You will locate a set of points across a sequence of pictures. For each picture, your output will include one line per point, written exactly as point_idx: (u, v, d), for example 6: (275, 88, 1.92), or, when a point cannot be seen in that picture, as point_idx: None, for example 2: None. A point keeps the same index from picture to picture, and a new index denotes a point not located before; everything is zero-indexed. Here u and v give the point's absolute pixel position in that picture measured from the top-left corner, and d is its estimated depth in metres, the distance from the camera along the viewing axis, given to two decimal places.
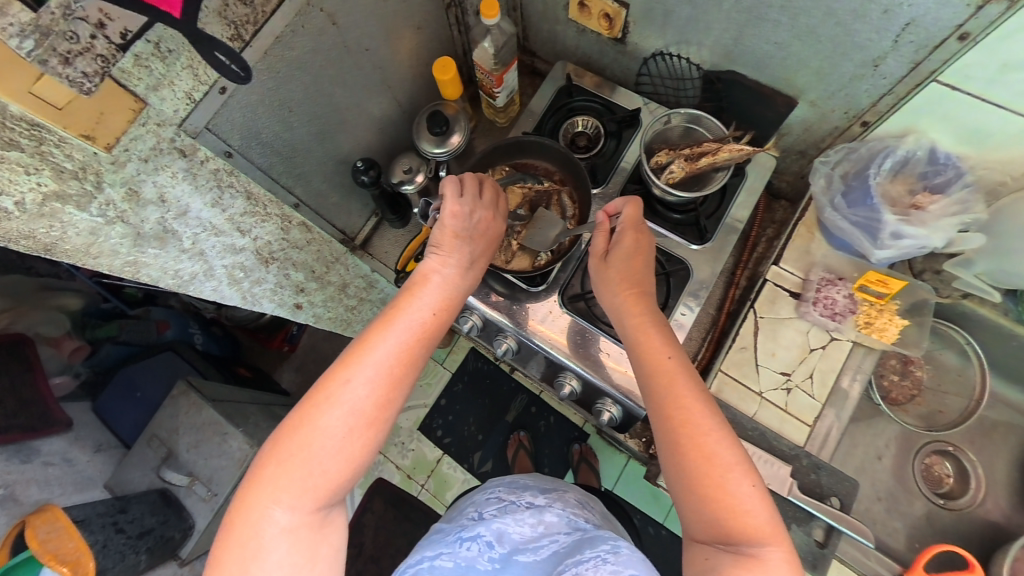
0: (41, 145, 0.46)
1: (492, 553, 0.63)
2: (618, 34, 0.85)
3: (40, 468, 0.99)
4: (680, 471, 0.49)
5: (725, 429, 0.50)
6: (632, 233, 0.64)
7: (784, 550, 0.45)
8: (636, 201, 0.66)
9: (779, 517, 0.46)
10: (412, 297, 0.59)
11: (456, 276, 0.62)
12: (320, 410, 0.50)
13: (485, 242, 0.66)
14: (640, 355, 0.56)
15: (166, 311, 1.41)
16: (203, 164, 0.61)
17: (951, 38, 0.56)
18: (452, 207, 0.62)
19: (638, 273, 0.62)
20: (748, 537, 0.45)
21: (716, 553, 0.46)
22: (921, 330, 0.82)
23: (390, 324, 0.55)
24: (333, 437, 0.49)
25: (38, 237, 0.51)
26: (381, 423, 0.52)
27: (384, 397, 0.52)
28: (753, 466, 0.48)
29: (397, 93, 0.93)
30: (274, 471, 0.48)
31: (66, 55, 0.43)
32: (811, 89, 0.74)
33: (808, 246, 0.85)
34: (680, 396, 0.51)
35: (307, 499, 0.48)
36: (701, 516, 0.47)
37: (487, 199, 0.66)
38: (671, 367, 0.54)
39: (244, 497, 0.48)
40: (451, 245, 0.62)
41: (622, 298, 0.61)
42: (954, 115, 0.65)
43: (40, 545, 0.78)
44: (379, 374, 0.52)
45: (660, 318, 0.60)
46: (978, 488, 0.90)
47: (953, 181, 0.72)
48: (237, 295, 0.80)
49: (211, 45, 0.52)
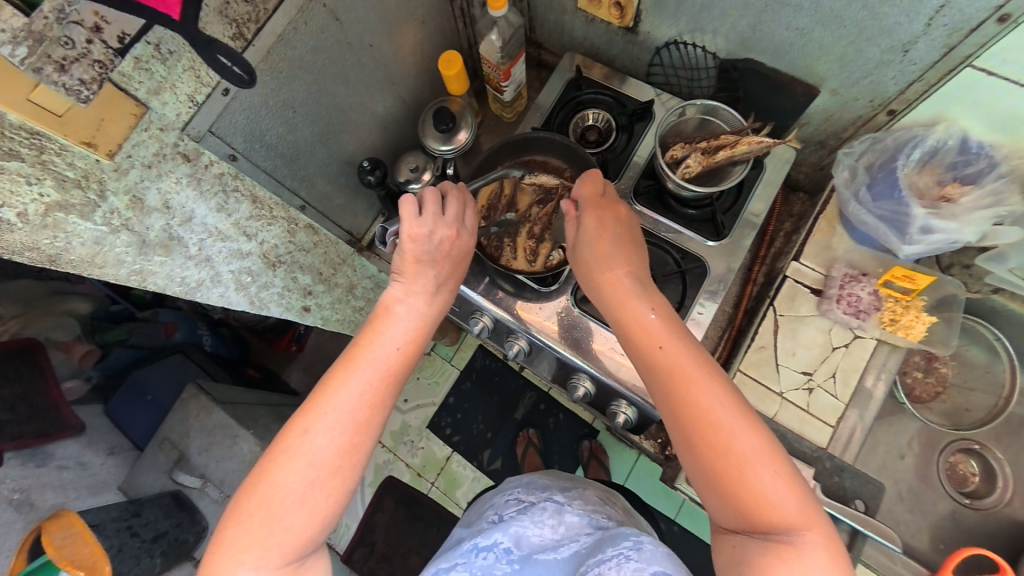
0: (42, 154, 0.45)
1: (510, 556, 0.61)
2: (630, 22, 0.82)
3: (54, 472, 0.99)
4: (695, 462, 0.47)
5: (738, 410, 0.47)
6: (593, 213, 0.62)
7: (819, 534, 0.42)
8: (592, 176, 0.66)
9: (807, 498, 0.43)
10: (377, 334, 0.57)
11: (422, 306, 0.61)
12: (280, 464, 0.49)
13: (449, 265, 0.64)
14: (640, 344, 0.53)
15: (174, 313, 1.40)
16: (207, 169, 0.59)
17: (990, 20, 0.53)
18: (411, 229, 0.59)
19: (617, 254, 0.60)
20: (778, 524, 0.42)
21: (744, 542, 0.44)
22: (949, 326, 0.80)
23: (354, 366, 0.54)
24: (295, 490, 0.48)
25: (41, 248, 0.49)
26: (349, 469, 0.51)
27: (348, 443, 0.51)
28: (772, 445, 0.45)
29: (401, 89, 0.90)
30: (235, 532, 0.47)
31: (61, 62, 0.40)
32: (834, 76, 0.70)
33: (829, 240, 0.82)
34: (684, 381, 0.48)
35: (274, 554, 0.47)
36: (724, 507, 0.45)
37: (451, 216, 0.63)
38: (676, 352, 0.50)
39: (211, 558, 0.47)
40: (413, 273, 0.61)
41: (607, 286, 0.58)
42: (989, 101, 0.62)
43: (55, 551, 0.78)
44: (341, 422, 0.51)
45: (654, 295, 0.57)
46: (1005, 487, 0.87)
47: (986, 171, 0.69)
48: (244, 300, 0.77)
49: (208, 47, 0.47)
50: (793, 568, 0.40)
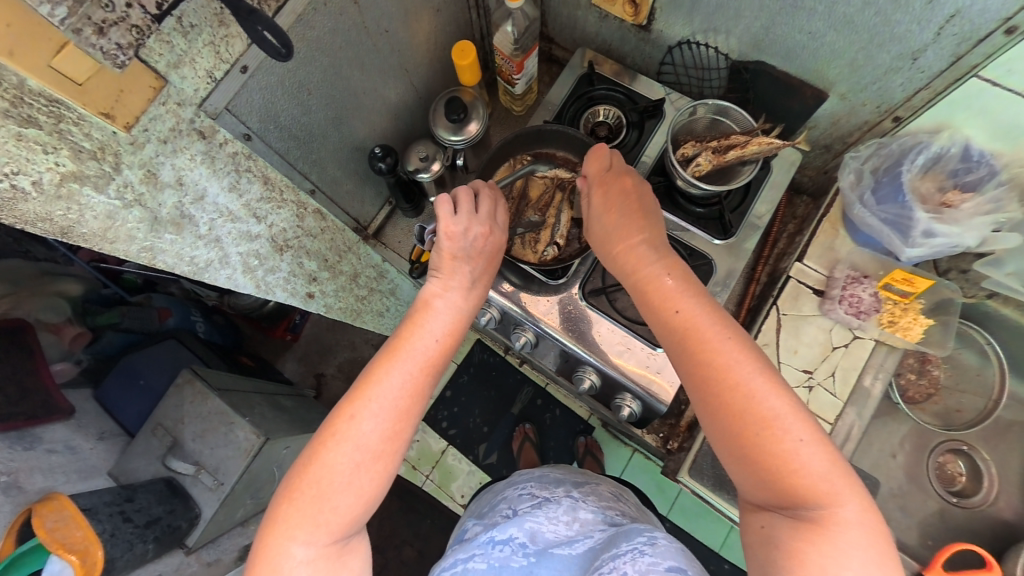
0: (60, 122, 0.44)
1: (526, 550, 0.61)
2: (643, 20, 0.83)
3: (43, 455, 0.96)
4: (719, 435, 0.48)
5: (762, 377, 0.47)
6: (598, 189, 0.65)
7: (849, 505, 0.42)
8: (598, 151, 0.67)
9: (836, 469, 0.44)
10: (417, 326, 0.58)
11: (460, 300, 0.61)
12: (330, 446, 0.50)
13: (485, 260, 0.65)
14: (660, 314, 0.54)
15: (167, 298, 1.38)
16: (221, 147, 0.59)
17: (997, 31, 0.55)
18: (447, 226, 0.60)
19: (634, 223, 0.61)
20: (807, 499, 0.43)
21: (774, 521, 0.45)
22: (945, 329, 0.82)
23: (397, 356, 0.55)
24: (342, 472, 0.49)
25: (54, 221, 0.48)
26: (391, 455, 0.52)
27: (392, 429, 0.51)
28: (800, 414, 0.46)
29: (414, 78, 0.90)
30: (288, 509, 0.48)
31: (100, 24, 0.42)
32: (843, 81, 0.72)
33: (832, 242, 0.84)
34: (704, 349, 0.49)
35: (324, 531, 0.48)
36: (753, 483, 0.46)
37: (483, 213, 0.64)
38: (695, 319, 0.51)
39: (263, 532, 0.48)
40: (450, 269, 0.62)
41: (625, 254, 0.60)
42: (991, 110, 0.64)
43: (48, 534, 0.76)
44: (385, 409, 0.52)
45: (673, 263, 0.57)
46: (992, 487, 0.90)
47: (986, 179, 0.71)
48: (252, 283, 0.76)
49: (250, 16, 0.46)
50: (824, 549, 0.41)
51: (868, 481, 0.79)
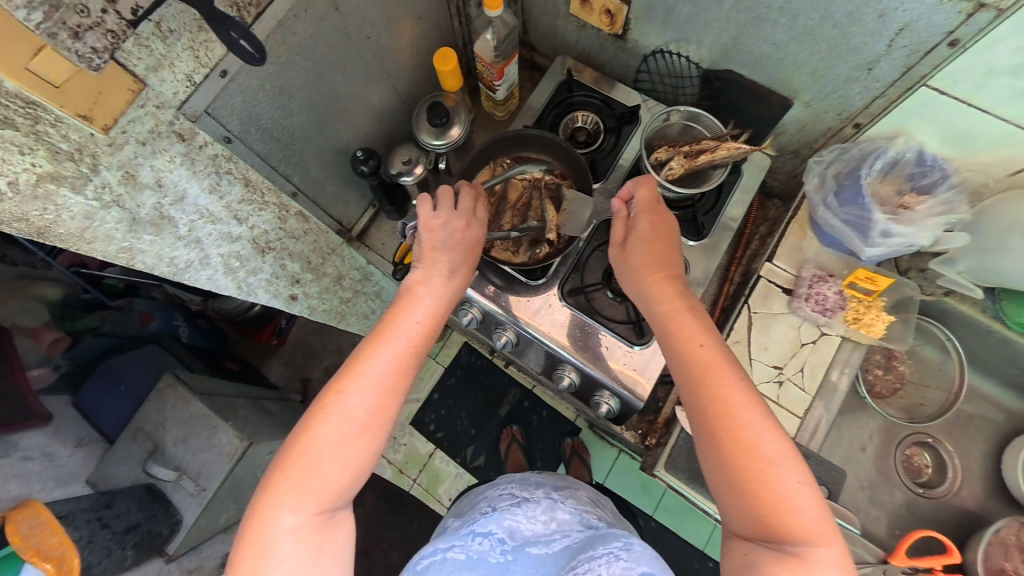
0: (36, 124, 0.45)
1: (504, 546, 0.63)
2: (619, 30, 0.86)
3: (18, 462, 0.95)
4: (719, 463, 0.50)
5: (769, 420, 0.51)
6: (648, 215, 0.68)
7: (832, 551, 0.45)
8: (647, 181, 0.70)
9: (827, 515, 0.47)
10: (402, 311, 0.60)
11: (440, 286, 0.63)
12: (318, 421, 0.51)
13: (464, 250, 0.65)
14: (675, 341, 0.57)
15: (150, 302, 1.36)
16: (201, 149, 0.60)
17: (942, 44, 0.58)
18: (427, 220, 0.64)
19: (661, 258, 0.64)
20: (795, 536, 0.46)
21: (757, 549, 0.47)
22: (906, 325, 0.86)
23: (384, 338, 0.57)
24: (331, 442, 0.51)
25: (30, 220, 0.49)
26: (380, 427, 0.53)
27: (379, 405, 0.53)
28: (800, 461, 0.49)
29: (397, 83, 0.92)
30: (278, 477, 0.50)
31: (76, 29, 0.42)
32: (807, 89, 0.75)
33: (800, 243, 0.88)
34: (716, 380, 0.53)
35: (311, 498, 0.49)
36: (744, 512, 0.48)
37: (463, 208, 0.66)
38: (713, 356, 0.55)
39: (253, 503, 0.49)
40: (430, 259, 0.64)
41: (650, 283, 0.63)
42: (943, 118, 0.68)
43: (21, 541, 0.74)
44: (371, 389, 0.53)
45: (696, 301, 0.61)
46: (955, 478, 0.94)
47: (940, 182, 0.75)
48: (232, 285, 0.77)
49: (223, 22, 0.48)
50: None
51: (837, 474, 0.81)
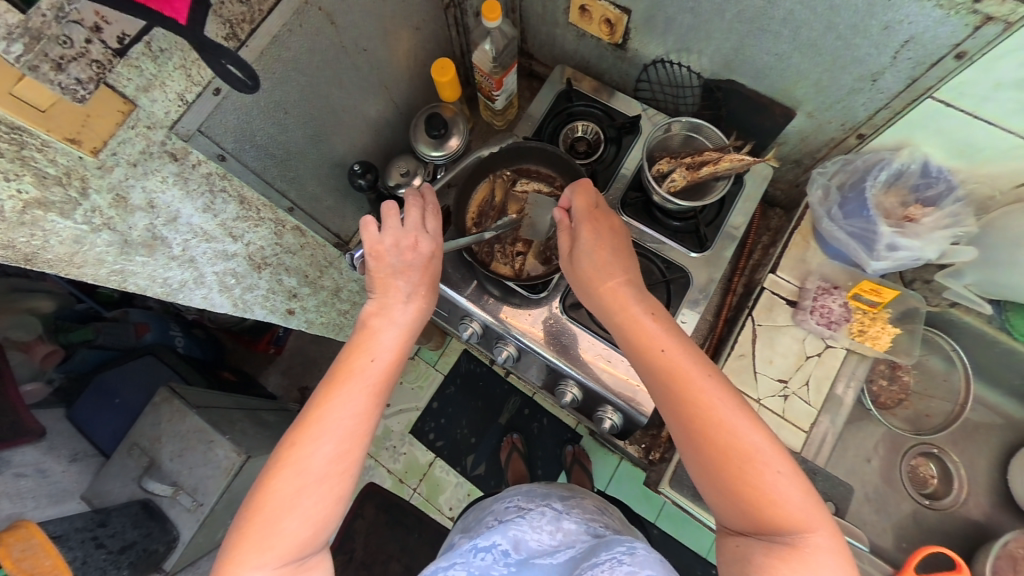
0: (22, 149, 0.43)
1: (508, 559, 0.62)
2: (619, 40, 0.85)
3: (10, 480, 0.93)
4: (698, 464, 0.50)
5: (741, 412, 0.50)
6: (588, 225, 0.64)
7: (825, 533, 0.45)
8: (584, 185, 0.67)
9: (812, 499, 0.46)
10: (362, 349, 0.58)
11: (402, 318, 0.61)
12: (277, 470, 0.51)
13: (417, 274, 0.63)
14: (637, 350, 0.56)
15: (145, 313, 1.32)
16: (195, 168, 0.58)
17: (949, 56, 0.57)
18: (372, 245, 0.62)
19: (612, 263, 0.62)
20: (785, 527, 0.45)
21: (750, 543, 0.47)
22: (912, 337, 0.85)
23: (343, 381, 0.55)
24: (286, 493, 0.50)
25: (18, 247, 0.48)
26: (342, 473, 0.52)
27: (341, 451, 0.52)
28: (779, 449, 0.48)
29: (394, 94, 0.90)
30: (240, 535, 0.49)
31: (59, 61, 0.40)
32: (810, 100, 0.74)
33: (803, 254, 0.87)
34: (684, 384, 0.51)
35: (274, 553, 0.48)
36: (731, 510, 0.48)
37: (410, 224, 0.64)
38: (679, 357, 0.53)
39: (221, 559, 0.49)
40: (383, 287, 0.62)
41: (608, 294, 0.60)
42: (947, 130, 0.67)
43: (15, 564, 0.72)
44: (331, 431, 0.52)
45: (653, 303, 0.59)
46: (961, 489, 0.93)
47: (945, 195, 0.74)
48: (228, 303, 0.77)
49: (216, 51, 0.51)
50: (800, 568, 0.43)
51: (844, 489, 0.80)
